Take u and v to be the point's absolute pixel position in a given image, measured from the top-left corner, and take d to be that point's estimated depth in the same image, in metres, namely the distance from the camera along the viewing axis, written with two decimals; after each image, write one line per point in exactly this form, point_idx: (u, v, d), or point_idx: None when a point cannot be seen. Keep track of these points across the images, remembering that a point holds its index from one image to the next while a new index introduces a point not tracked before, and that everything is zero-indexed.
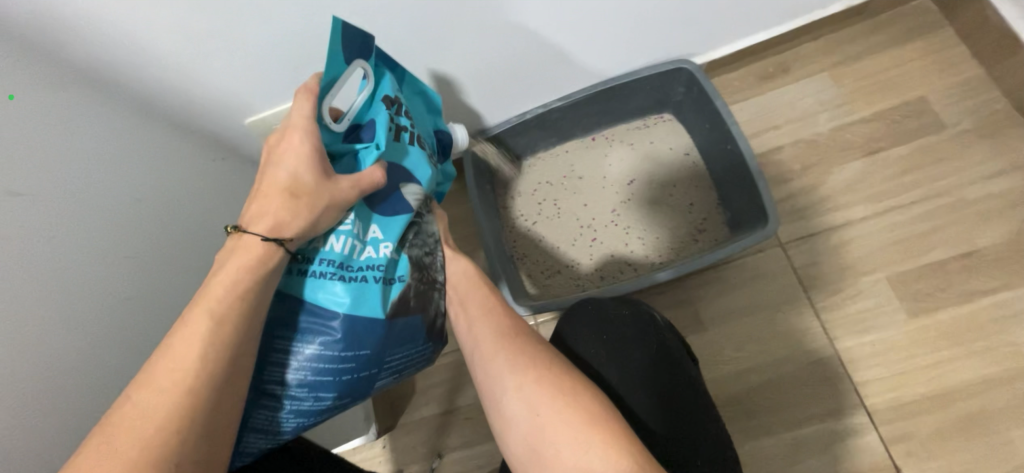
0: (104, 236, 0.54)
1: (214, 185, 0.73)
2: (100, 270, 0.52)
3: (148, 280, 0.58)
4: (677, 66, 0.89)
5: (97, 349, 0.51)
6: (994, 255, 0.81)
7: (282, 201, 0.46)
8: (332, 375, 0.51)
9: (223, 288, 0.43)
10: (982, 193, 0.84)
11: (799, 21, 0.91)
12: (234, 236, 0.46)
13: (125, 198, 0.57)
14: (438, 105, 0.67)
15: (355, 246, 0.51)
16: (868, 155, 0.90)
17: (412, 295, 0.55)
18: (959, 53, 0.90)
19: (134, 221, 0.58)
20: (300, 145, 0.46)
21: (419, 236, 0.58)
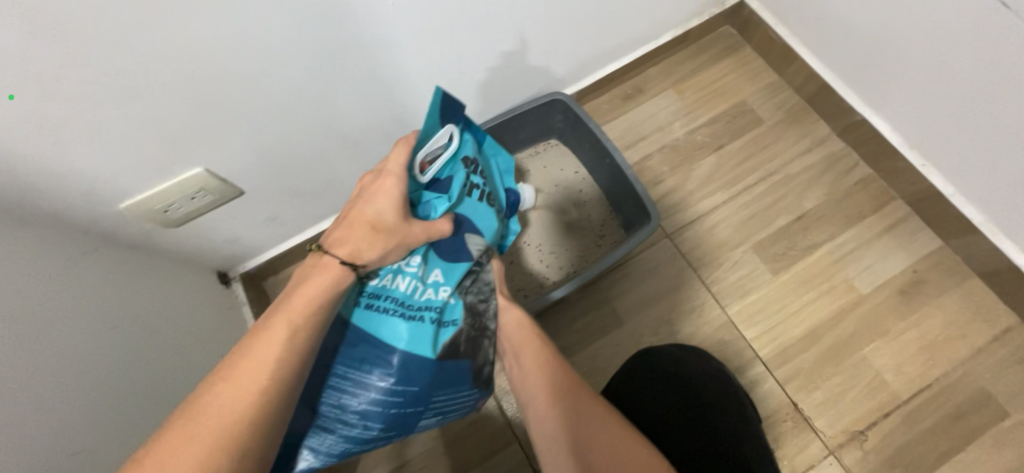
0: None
1: (98, 283, 0.65)
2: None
3: (51, 395, 0.51)
4: (552, 98, 1.00)
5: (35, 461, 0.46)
6: (820, 214, 1.02)
7: (365, 235, 0.51)
8: (383, 410, 0.55)
9: (325, 282, 0.50)
10: (799, 167, 1.06)
11: (639, 51, 1.11)
12: (316, 255, 0.52)
13: (12, 303, 0.50)
14: (509, 169, 0.76)
15: (417, 287, 0.57)
16: (716, 150, 1.09)
17: (465, 334, 0.58)
18: (759, 64, 1.15)
19: (28, 324, 0.51)
20: (389, 191, 0.52)
21: (475, 283, 0.61)
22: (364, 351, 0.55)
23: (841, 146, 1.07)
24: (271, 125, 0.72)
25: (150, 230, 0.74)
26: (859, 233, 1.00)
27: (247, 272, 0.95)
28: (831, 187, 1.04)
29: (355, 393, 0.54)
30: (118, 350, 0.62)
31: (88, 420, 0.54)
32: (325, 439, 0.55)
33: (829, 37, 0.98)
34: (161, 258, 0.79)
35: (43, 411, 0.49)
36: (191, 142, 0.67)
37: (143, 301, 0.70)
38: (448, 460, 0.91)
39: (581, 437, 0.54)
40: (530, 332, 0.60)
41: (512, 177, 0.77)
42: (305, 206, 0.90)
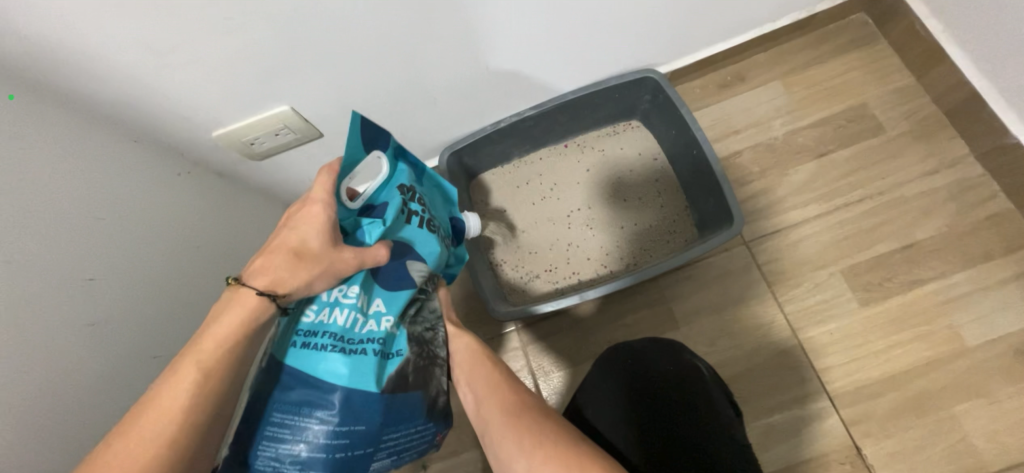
0: (69, 254, 0.51)
1: (186, 204, 0.70)
2: (63, 296, 0.50)
3: (119, 303, 0.56)
4: (643, 76, 0.93)
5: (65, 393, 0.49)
6: (933, 247, 0.89)
7: (286, 263, 0.49)
8: (327, 453, 0.49)
9: (250, 302, 0.47)
10: (918, 189, 0.92)
11: (751, 34, 0.99)
12: (233, 287, 0.48)
13: (89, 219, 0.55)
14: (454, 197, 0.73)
15: (357, 319, 0.53)
16: (819, 157, 0.97)
17: (410, 368, 0.54)
18: (892, 63, 0.99)
19: (104, 239, 0.56)
20: (314, 217, 0.51)
21: (421, 313, 0.59)
22: (300, 392, 0.50)
23: (979, 173, 0.91)
24: (358, 73, 0.71)
25: (236, 160, 0.77)
26: (978, 276, 0.86)
27: None
28: (954, 218, 0.89)
29: (294, 439, 0.49)
30: (189, 271, 0.67)
31: (153, 330, 0.60)
32: None
33: (993, 41, 0.81)
34: (242, 189, 0.83)
35: (111, 318, 0.55)
36: (281, 81, 0.67)
37: (222, 227, 0.75)
38: (478, 426, 0.93)
39: (536, 450, 0.48)
40: (480, 355, 0.59)
41: (457, 206, 0.75)
42: None
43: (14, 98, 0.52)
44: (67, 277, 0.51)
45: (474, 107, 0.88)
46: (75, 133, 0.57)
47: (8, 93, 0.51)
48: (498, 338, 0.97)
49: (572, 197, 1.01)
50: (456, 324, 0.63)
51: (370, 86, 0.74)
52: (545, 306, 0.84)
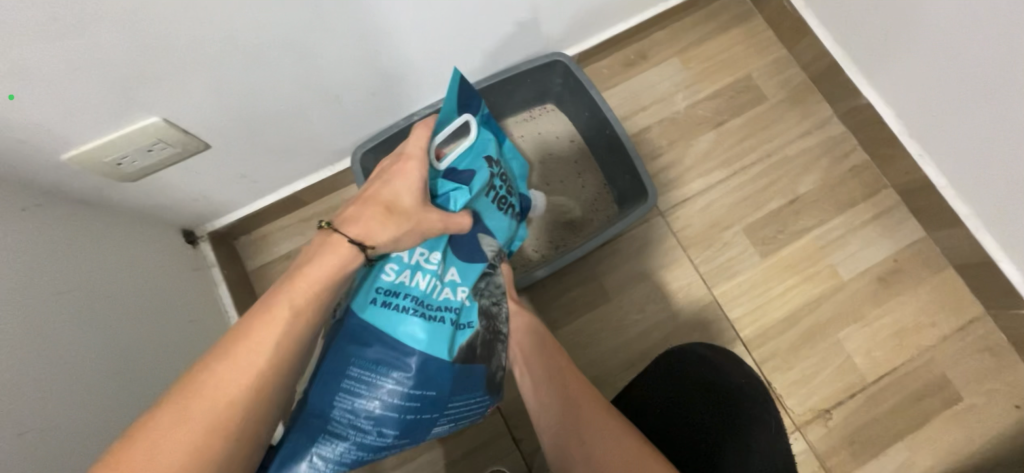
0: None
1: (42, 241, 0.57)
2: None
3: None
4: (552, 60, 0.93)
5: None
6: (812, 198, 1.01)
7: (378, 214, 0.56)
8: (398, 410, 0.58)
9: (338, 260, 0.53)
10: (798, 149, 1.04)
11: (647, 13, 1.03)
12: (325, 231, 0.55)
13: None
14: (523, 173, 0.83)
15: (435, 286, 0.62)
16: (717, 126, 1.05)
17: (479, 330, 0.64)
18: (768, 36, 1.10)
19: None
20: (412, 175, 0.59)
21: (488, 287, 0.67)
22: (380, 352, 0.58)
23: (841, 131, 1.05)
24: (240, 74, 0.63)
25: (101, 183, 0.66)
26: (847, 220, 1.01)
27: (215, 231, 0.89)
28: (826, 172, 1.03)
29: (370, 395, 0.57)
30: (70, 320, 0.56)
31: (43, 394, 0.49)
32: (337, 450, 0.56)
33: (845, 14, 0.93)
34: (114, 216, 0.71)
35: None
36: (144, 88, 0.58)
37: (99, 265, 0.64)
38: None
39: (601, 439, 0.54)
40: (545, 346, 0.66)
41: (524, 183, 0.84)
42: (279, 164, 0.82)
43: (15, 99, 0.51)
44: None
45: (383, 102, 0.83)
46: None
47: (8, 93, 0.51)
48: None
49: None
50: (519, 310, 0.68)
51: (256, 88, 0.67)
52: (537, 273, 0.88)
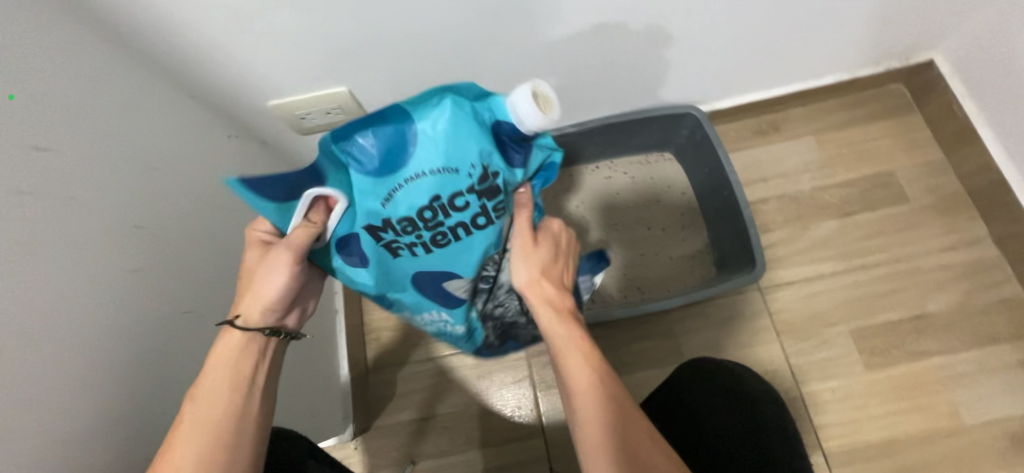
0: (124, 198, 0.49)
1: (230, 165, 0.69)
2: (111, 239, 0.47)
3: (162, 255, 0.53)
4: (685, 111, 0.94)
5: (127, 338, 0.48)
6: (943, 320, 0.90)
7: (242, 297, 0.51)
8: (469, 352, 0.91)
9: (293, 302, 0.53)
10: (935, 262, 0.94)
11: (793, 87, 1.01)
12: None
13: (150, 165, 0.53)
14: (478, 96, 0.46)
15: (439, 328, 0.65)
16: (843, 216, 0.98)
17: (491, 329, 0.73)
18: (924, 137, 1.02)
19: (161, 189, 0.55)
20: (256, 257, 0.50)
21: (492, 300, 0.65)
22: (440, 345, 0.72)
23: (995, 256, 0.93)
24: (416, 68, 0.72)
25: (283, 131, 0.78)
26: (984, 356, 0.88)
27: None
28: (966, 296, 0.91)
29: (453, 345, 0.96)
30: (230, 234, 0.66)
31: (197, 289, 0.58)
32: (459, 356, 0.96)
33: None
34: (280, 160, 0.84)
35: (157, 269, 0.52)
36: (345, 63, 0.69)
37: None
38: (473, 429, 0.92)
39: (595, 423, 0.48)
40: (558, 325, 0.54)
41: (495, 99, 0.46)
42: None
43: (15, 99, 0.40)
44: (117, 219, 0.48)
45: None
46: (135, 79, 0.56)
47: (8, 92, 0.40)
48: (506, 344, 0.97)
49: (594, 218, 1.02)
50: (564, 249, 0.59)
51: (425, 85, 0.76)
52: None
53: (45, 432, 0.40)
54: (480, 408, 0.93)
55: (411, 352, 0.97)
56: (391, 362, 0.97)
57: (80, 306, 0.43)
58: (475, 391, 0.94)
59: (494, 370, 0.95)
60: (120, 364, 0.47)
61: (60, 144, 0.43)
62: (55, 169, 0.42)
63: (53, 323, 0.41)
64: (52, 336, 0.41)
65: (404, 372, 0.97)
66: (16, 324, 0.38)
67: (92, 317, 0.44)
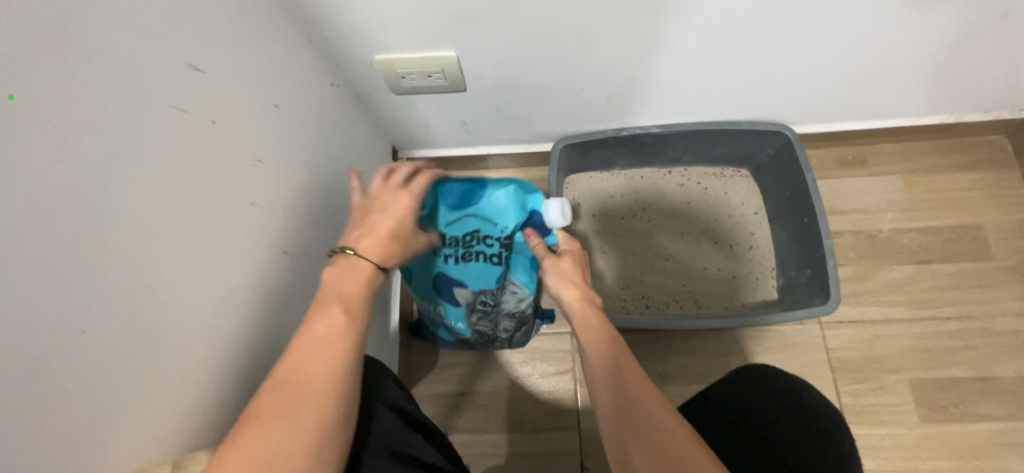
0: (251, 131, 0.50)
1: (328, 112, 0.69)
2: (238, 171, 0.48)
3: (271, 192, 0.54)
4: (777, 130, 0.90)
5: (239, 267, 0.49)
6: (1008, 386, 0.87)
7: (385, 241, 0.56)
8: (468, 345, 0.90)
9: (361, 275, 0.52)
10: (1011, 326, 0.90)
11: (891, 122, 0.97)
12: (336, 256, 0.53)
13: (274, 101, 0.55)
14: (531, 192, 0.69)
15: (437, 311, 0.80)
16: (919, 263, 0.95)
17: (472, 335, 0.83)
18: (1020, 195, 0.97)
19: (279, 126, 0.55)
20: (401, 211, 0.59)
21: (485, 310, 0.77)
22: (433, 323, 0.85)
23: None
24: (528, 43, 0.71)
25: (379, 87, 0.78)
26: None
27: (413, 159, 1.01)
28: None
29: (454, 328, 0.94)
30: (323, 182, 0.67)
31: (295, 230, 0.59)
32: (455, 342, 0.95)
33: None
34: (366, 115, 0.83)
35: (268, 203, 0.53)
36: (460, 29, 0.67)
37: (348, 149, 0.75)
38: (508, 411, 0.93)
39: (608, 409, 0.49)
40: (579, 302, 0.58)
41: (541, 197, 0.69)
42: (497, 124, 0.91)
43: (17, 100, 0.29)
44: (244, 152, 0.49)
45: (609, 107, 0.88)
46: (270, 14, 0.55)
47: (7, 90, 0.28)
48: (552, 334, 0.97)
49: (661, 223, 1.01)
50: (577, 268, 0.62)
51: (530, 62, 0.75)
52: None
53: (178, 346, 0.42)
54: (518, 392, 0.94)
55: None
56: None
57: (208, 227, 0.44)
58: (516, 375, 0.95)
59: (538, 358, 0.95)
60: (231, 291, 0.48)
61: (208, 68, 0.44)
62: (204, 95, 0.43)
63: (192, 245, 0.43)
64: (190, 258, 0.42)
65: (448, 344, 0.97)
66: (167, 242, 0.40)
67: (216, 243, 0.46)
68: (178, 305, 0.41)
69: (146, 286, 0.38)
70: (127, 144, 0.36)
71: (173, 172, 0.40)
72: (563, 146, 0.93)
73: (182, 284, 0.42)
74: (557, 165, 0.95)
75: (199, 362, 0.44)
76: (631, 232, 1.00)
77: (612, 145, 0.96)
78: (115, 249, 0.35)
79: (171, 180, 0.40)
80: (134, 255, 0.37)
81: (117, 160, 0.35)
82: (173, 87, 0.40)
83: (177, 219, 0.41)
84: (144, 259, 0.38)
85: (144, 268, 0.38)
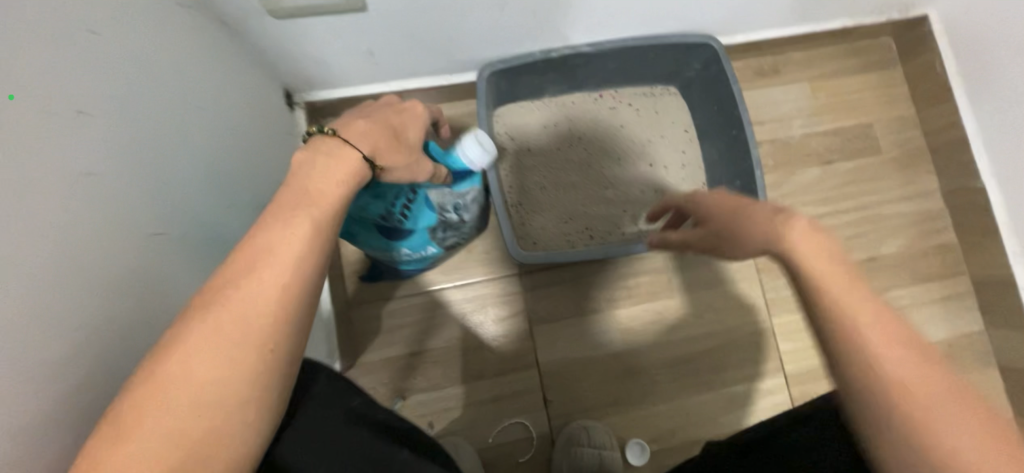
0: (53, 72, 0.36)
1: (179, 44, 0.52)
2: (44, 126, 0.35)
3: (104, 152, 0.41)
4: (704, 42, 0.88)
5: (72, 255, 0.37)
6: (890, 262, 1.01)
7: (385, 140, 0.54)
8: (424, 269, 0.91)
9: (342, 173, 0.48)
10: (893, 211, 1.03)
11: (802, 28, 0.99)
12: (329, 138, 0.51)
13: (87, 27, 0.39)
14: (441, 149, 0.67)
15: (400, 254, 0.79)
16: (824, 164, 1.03)
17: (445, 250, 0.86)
18: (901, 92, 1.07)
19: (102, 63, 0.41)
20: (408, 119, 0.58)
21: (445, 233, 0.79)
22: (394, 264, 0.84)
23: (940, 207, 1.04)
24: None
25: (251, 8, 0.61)
26: (917, 293, 1.01)
27: (313, 103, 0.85)
28: (912, 241, 1.02)
29: None
30: (190, 137, 0.53)
31: (155, 199, 0.47)
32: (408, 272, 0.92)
33: (1001, 95, 0.91)
34: (240, 48, 0.66)
35: (102, 167, 0.41)
36: None
37: (218, 94, 0.60)
38: (466, 362, 0.90)
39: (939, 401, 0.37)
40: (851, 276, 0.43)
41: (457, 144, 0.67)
42: (409, 52, 0.78)
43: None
44: (52, 101, 0.36)
45: (535, 25, 0.79)
46: None
47: (9, 91, 0.32)
48: (500, 278, 0.93)
49: (597, 150, 0.97)
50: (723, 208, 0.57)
51: None
52: (518, 257, 0.87)
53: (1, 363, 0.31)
54: (472, 341, 0.91)
55: (398, 285, 0.91)
56: (377, 295, 0.91)
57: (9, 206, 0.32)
58: (468, 325, 0.91)
59: (488, 304, 0.92)
60: (65, 288, 0.36)
61: None
62: None
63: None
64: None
65: (391, 306, 0.90)
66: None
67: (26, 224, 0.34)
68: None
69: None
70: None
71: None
72: (488, 73, 0.83)
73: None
74: (484, 97, 0.85)
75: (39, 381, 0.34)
76: (569, 162, 0.97)
77: (542, 69, 0.88)
78: None
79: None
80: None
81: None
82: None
83: None
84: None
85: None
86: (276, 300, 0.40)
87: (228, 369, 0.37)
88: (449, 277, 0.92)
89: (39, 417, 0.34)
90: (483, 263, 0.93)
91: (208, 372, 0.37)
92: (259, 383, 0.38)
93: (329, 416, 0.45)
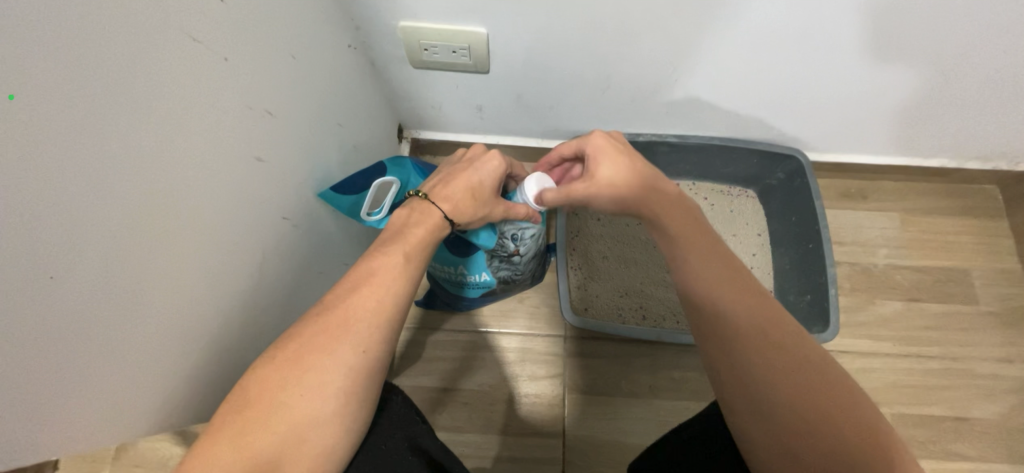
0: (242, 78, 0.45)
1: (338, 74, 0.64)
2: (246, 121, 0.46)
3: (274, 147, 0.51)
4: (790, 154, 0.90)
5: (231, 219, 0.46)
6: (982, 428, 0.89)
7: (465, 195, 0.56)
8: (480, 304, 0.90)
9: (432, 223, 0.53)
10: (989, 370, 0.92)
11: (898, 160, 0.98)
12: (420, 199, 0.55)
13: (283, 52, 0.51)
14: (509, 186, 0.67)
15: (458, 277, 0.78)
16: (909, 301, 0.97)
17: (498, 284, 0.81)
18: (1007, 244, 1.00)
19: (285, 78, 0.52)
20: (484, 171, 0.58)
21: (503, 261, 0.76)
22: (449, 287, 0.83)
23: None
24: (560, 31, 0.68)
25: (398, 56, 0.73)
26: None
27: (418, 140, 0.96)
28: (1012, 411, 0.90)
29: None
30: (326, 146, 0.63)
31: (291, 194, 0.56)
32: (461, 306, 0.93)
33: None
34: (378, 85, 0.79)
35: (270, 157, 0.51)
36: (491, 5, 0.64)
37: (353, 118, 0.71)
38: (493, 413, 0.89)
39: None
40: None
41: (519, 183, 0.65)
42: (512, 114, 0.88)
43: (18, 100, 0.26)
44: (255, 103, 0.47)
45: (629, 110, 0.86)
46: None
47: (8, 90, 0.26)
48: (544, 337, 0.93)
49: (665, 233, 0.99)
50: None
51: (559, 51, 0.72)
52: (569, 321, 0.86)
53: (162, 290, 0.39)
54: (506, 395, 0.90)
55: (447, 319, 0.94)
56: (426, 323, 0.94)
57: (208, 175, 0.42)
58: (504, 375, 0.91)
59: (527, 359, 0.92)
60: (219, 245, 0.45)
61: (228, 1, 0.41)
62: (224, 33, 0.41)
63: (166, 204, 0.38)
64: (190, 199, 0.40)
65: (435, 337, 0.93)
66: (123, 217, 0.34)
67: (215, 189, 0.43)
68: (125, 284, 0.36)
69: (86, 255, 0.32)
70: (91, 79, 0.31)
71: (158, 111, 0.36)
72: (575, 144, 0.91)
73: (137, 259, 0.36)
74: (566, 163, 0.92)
75: (178, 313, 0.42)
76: (634, 239, 0.99)
77: None
78: (115, 179, 0.33)
79: (141, 133, 0.35)
80: (79, 226, 0.31)
81: (61, 114, 0.29)
82: (157, 18, 0.35)
83: (183, 158, 0.39)
84: (86, 235, 0.32)
85: (87, 243, 0.32)
86: (380, 314, 0.44)
87: (336, 375, 0.41)
88: (496, 322, 0.94)
89: (154, 351, 0.40)
90: (531, 317, 0.94)
91: (317, 378, 0.40)
92: (359, 387, 0.42)
93: (390, 446, 0.47)
